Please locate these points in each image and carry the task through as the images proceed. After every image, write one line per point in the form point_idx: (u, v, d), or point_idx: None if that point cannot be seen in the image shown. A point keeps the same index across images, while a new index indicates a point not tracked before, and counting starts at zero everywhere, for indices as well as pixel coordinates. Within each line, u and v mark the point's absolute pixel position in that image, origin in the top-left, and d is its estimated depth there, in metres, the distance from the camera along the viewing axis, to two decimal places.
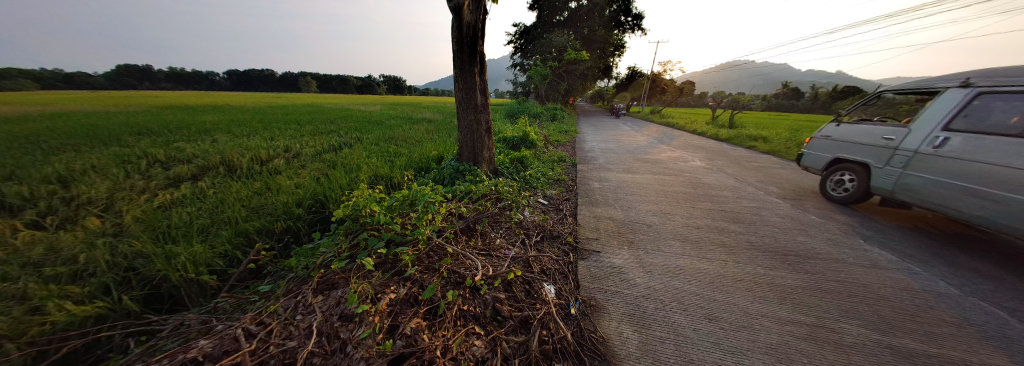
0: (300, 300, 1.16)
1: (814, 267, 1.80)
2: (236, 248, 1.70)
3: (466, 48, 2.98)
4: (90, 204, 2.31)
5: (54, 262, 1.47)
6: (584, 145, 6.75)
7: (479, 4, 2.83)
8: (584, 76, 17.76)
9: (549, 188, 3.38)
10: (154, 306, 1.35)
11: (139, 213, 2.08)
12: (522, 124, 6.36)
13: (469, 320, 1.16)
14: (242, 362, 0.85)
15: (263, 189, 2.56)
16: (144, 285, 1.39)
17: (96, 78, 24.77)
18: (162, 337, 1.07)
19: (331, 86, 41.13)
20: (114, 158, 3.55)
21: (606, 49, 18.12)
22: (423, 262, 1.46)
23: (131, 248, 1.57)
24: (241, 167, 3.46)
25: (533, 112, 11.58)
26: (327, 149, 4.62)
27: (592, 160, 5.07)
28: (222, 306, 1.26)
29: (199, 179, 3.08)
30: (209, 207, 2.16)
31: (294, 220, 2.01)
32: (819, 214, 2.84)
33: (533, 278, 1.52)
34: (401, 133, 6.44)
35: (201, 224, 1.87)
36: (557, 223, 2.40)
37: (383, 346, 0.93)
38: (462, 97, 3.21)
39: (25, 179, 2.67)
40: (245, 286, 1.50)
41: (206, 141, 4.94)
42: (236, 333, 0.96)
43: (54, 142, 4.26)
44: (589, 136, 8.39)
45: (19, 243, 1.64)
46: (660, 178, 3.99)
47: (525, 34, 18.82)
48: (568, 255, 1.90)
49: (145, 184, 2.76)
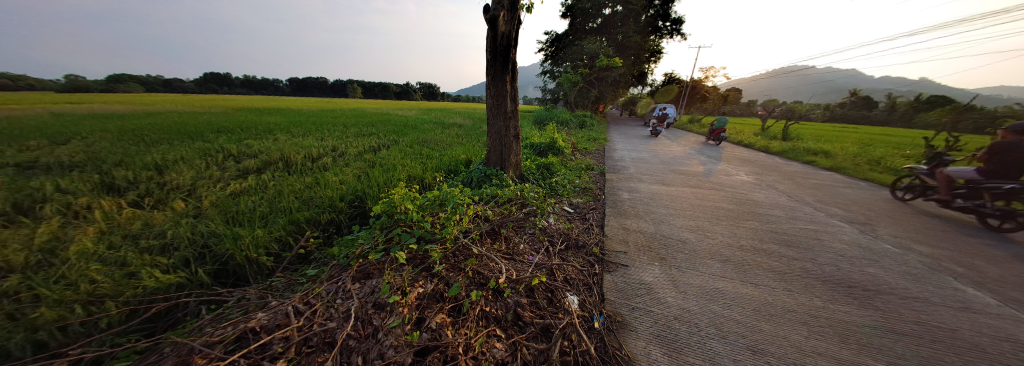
0: (340, 285, 1.26)
1: (887, 303, 1.54)
2: (289, 234, 1.89)
3: (499, 56, 3.08)
4: (178, 189, 2.74)
5: (149, 236, 1.78)
6: (614, 154, 6.54)
7: (514, 15, 2.92)
8: (616, 83, 17.32)
9: (575, 197, 3.31)
10: (221, 280, 1.56)
11: (212, 199, 2.42)
12: (550, 130, 6.35)
13: (490, 321, 1.18)
14: (291, 337, 0.95)
15: (313, 183, 2.85)
16: (215, 261, 1.62)
17: (188, 85, 29.44)
18: (229, 307, 1.23)
19: (372, 92, 44.57)
20: (198, 151, 4.18)
21: (640, 56, 17.56)
22: (449, 260, 1.52)
23: (207, 228, 1.83)
24: (296, 163, 3.89)
25: (562, 119, 11.46)
26: (368, 149, 5.03)
27: (623, 169, 4.90)
28: (276, 285, 1.42)
29: (261, 172, 3.51)
30: (269, 197, 2.45)
31: (337, 213, 2.20)
32: (893, 242, 2.44)
33: (556, 286, 1.49)
34: (433, 136, 6.76)
35: (261, 212, 2.13)
36: (582, 233, 2.35)
37: (411, 337, 0.98)
38: (493, 104, 3.30)
39: (131, 166, 3.25)
40: (295, 269, 1.67)
41: (268, 139, 5.62)
42: (286, 310, 1.07)
43: (155, 136, 5.14)
44: (620, 144, 8.13)
45: (124, 218, 2.00)
46: (699, 191, 3.73)
47: (556, 41, 18.85)
48: (593, 267, 1.84)
49: (219, 174, 3.21)
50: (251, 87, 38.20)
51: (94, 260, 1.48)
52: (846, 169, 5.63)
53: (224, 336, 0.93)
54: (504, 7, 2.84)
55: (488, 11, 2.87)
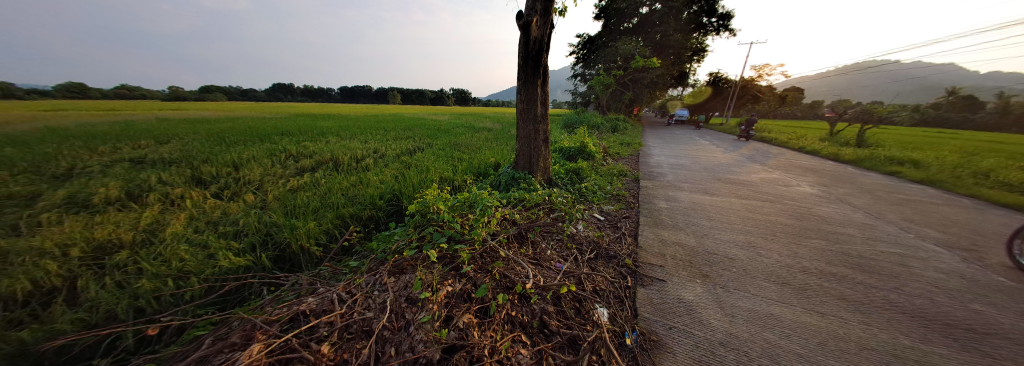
0: (378, 278, 1.35)
1: (1004, 350, 1.23)
2: (336, 228, 2.07)
3: (530, 61, 3.11)
4: (249, 183, 3.17)
5: (225, 223, 2.08)
6: (649, 159, 6.19)
7: (547, 19, 2.92)
8: (653, 84, 16.42)
9: (606, 203, 3.18)
10: (280, 264, 1.76)
11: (275, 193, 2.76)
12: (581, 134, 6.20)
13: (516, 327, 1.17)
14: (335, 322, 1.04)
15: (357, 182, 3.11)
16: (275, 248, 1.83)
17: (258, 94, 34.00)
18: (285, 289, 1.38)
19: (410, 98, 47.57)
20: (266, 151, 4.81)
21: (681, 55, 16.50)
22: (477, 261, 1.55)
23: (270, 218, 2.09)
24: (343, 163, 4.29)
25: (593, 123, 11.11)
26: (405, 151, 5.37)
27: (659, 176, 4.60)
28: (324, 272, 1.56)
29: (314, 170, 3.94)
30: (320, 193, 2.73)
31: (376, 210, 2.37)
32: (1011, 274, 1.96)
33: (585, 296, 1.43)
34: (464, 140, 6.99)
35: (313, 206, 2.37)
36: (613, 242, 2.24)
37: (440, 334, 1.01)
38: (523, 108, 3.32)
39: (215, 163, 3.84)
40: (339, 259, 1.82)
41: (321, 141, 6.29)
42: (332, 297, 1.18)
43: (234, 138, 6.01)
44: (656, 149, 7.67)
45: (208, 207, 2.37)
46: (748, 203, 3.36)
47: (589, 43, 18.46)
48: (625, 279, 1.74)
49: (280, 171, 3.66)
50: (308, 94, 42.95)
51: (186, 242, 1.77)
52: (943, 182, 4.68)
53: (281, 315, 1.06)
54: (537, 12, 2.86)
55: (522, 18, 2.92)
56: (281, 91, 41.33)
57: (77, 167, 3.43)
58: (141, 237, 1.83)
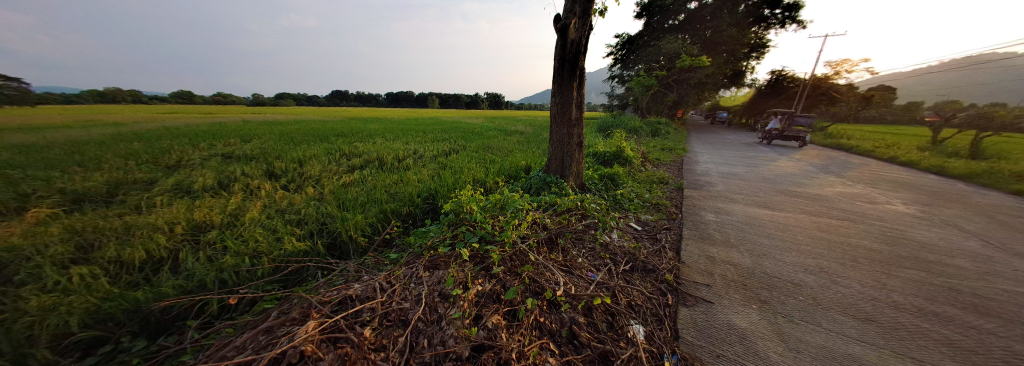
0: (415, 271, 1.43)
1: None
2: (379, 222, 2.24)
3: (567, 64, 3.05)
4: (310, 178, 3.60)
5: (291, 211, 2.39)
6: (694, 166, 5.70)
7: (586, 21, 2.85)
8: (701, 85, 15.09)
9: (644, 212, 2.99)
10: (333, 251, 1.97)
11: (330, 187, 3.09)
12: (618, 139, 5.93)
13: (544, 333, 1.15)
14: (376, 309, 1.12)
15: (398, 180, 3.35)
16: (330, 237, 2.05)
17: (320, 99, 38.48)
18: (336, 274, 1.53)
19: (447, 102, 49.93)
20: (325, 150, 5.44)
21: (735, 52, 14.94)
22: (506, 263, 1.55)
23: (326, 210, 2.35)
24: (387, 162, 4.67)
25: (631, 127, 10.54)
26: (441, 153, 5.66)
27: (707, 185, 4.20)
28: (368, 262, 1.70)
29: (362, 168, 4.33)
30: (367, 189, 2.99)
31: (414, 207, 2.52)
32: None
33: (618, 310, 1.36)
34: (497, 143, 7.12)
35: (360, 200, 2.60)
36: (652, 255, 2.09)
37: (470, 331, 1.04)
38: (557, 111, 3.28)
39: (284, 159, 4.42)
40: (381, 250, 1.97)
41: (370, 142, 6.93)
42: (374, 286, 1.27)
43: (299, 138, 6.89)
44: (703, 156, 7.03)
45: (278, 197, 2.74)
46: (818, 221, 2.90)
47: (629, 43, 17.60)
48: (664, 296, 1.61)
49: (335, 168, 4.10)
50: (359, 99, 47.44)
51: (260, 226, 2.06)
52: None
53: (331, 297, 1.17)
54: (576, 14, 2.82)
55: (559, 21, 2.91)
56: (337, 97, 46.22)
57: (185, 160, 4.19)
58: (227, 219, 2.17)
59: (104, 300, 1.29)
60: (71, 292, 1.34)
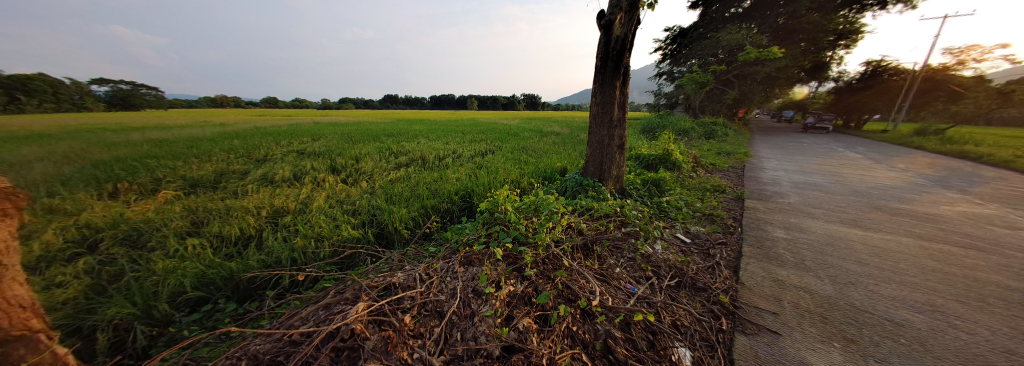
0: (451, 266, 1.48)
1: None
2: (421, 216, 2.39)
3: (610, 62, 2.91)
4: (364, 173, 3.99)
5: (348, 202, 2.67)
6: (758, 173, 4.99)
7: (634, 15, 2.68)
8: (769, 81, 13.16)
9: (693, 223, 2.70)
10: (381, 240, 2.15)
11: (380, 183, 3.39)
12: (665, 141, 5.46)
13: (577, 344, 1.10)
14: (414, 298, 1.18)
15: (438, 178, 3.54)
16: (378, 227, 2.24)
17: (373, 102, 42.58)
18: (382, 261, 1.67)
19: (486, 104, 51.34)
20: (377, 148, 6.01)
21: (817, 40, 12.71)
22: (540, 266, 1.53)
23: (376, 203, 2.58)
24: (429, 160, 4.98)
25: (681, 128, 9.64)
26: (479, 153, 5.85)
27: (773, 196, 3.65)
28: (410, 252, 1.82)
29: (407, 165, 4.68)
30: (411, 185, 3.22)
31: (452, 205, 2.63)
32: None
33: (661, 330, 1.24)
34: (532, 144, 7.10)
35: (405, 195, 2.81)
36: (702, 272, 1.87)
37: (501, 331, 1.05)
38: (598, 112, 3.14)
39: (343, 156, 4.99)
40: (421, 242, 2.09)
41: (415, 141, 7.47)
42: (414, 276, 1.35)
43: (356, 137, 7.73)
44: (769, 162, 6.13)
45: (337, 189, 3.09)
46: (929, 246, 2.31)
47: (681, 37, 15.97)
48: (717, 320, 1.43)
49: (384, 164, 4.50)
50: (407, 102, 51.33)
51: (323, 213, 2.35)
52: None
53: (378, 282, 1.27)
54: (622, 9, 2.67)
55: (604, 17, 2.80)
56: (388, 101, 50.65)
57: (268, 155, 4.98)
58: (299, 206, 2.52)
59: (207, 266, 1.59)
60: (185, 259, 1.68)
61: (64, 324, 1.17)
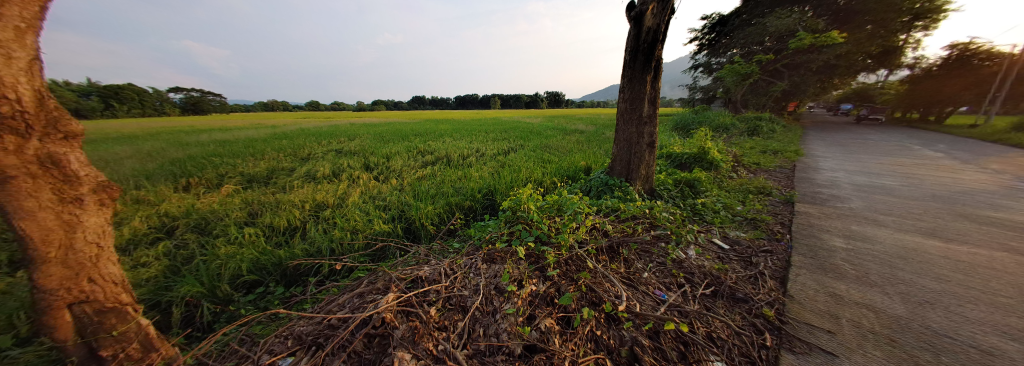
0: (474, 262, 1.50)
1: None
2: (446, 213, 2.46)
3: (640, 55, 2.76)
4: (393, 171, 4.21)
5: (380, 198, 2.83)
6: (811, 174, 4.46)
7: (667, 4, 2.52)
8: (825, 70, 11.71)
9: (732, 228, 2.49)
10: (410, 234, 2.25)
11: (408, 180, 3.54)
12: (700, 138, 5.08)
13: (600, 348, 1.06)
14: (439, 292, 1.22)
15: (462, 176, 3.62)
16: (407, 222, 2.35)
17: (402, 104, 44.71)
18: (410, 255, 1.75)
19: (509, 103, 51.55)
20: (405, 147, 6.30)
21: (888, 21, 11.05)
22: (563, 266, 1.51)
23: (405, 199, 2.70)
24: (454, 159, 5.11)
25: (719, 125, 8.93)
26: (502, 152, 5.89)
27: (829, 200, 3.24)
28: (436, 247, 1.89)
29: (432, 164, 4.84)
30: (437, 183, 3.32)
31: (475, 203, 2.67)
32: None
33: (694, 341, 1.16)
34: (556, 142, 6.99)
35: (431, 192, 2.91)
36: (742, 281, 1.72)
37: (522, 330, 1.05)
38: (626, 108, 3.00)
39: (374, 154, 5.30)
40: (446, 239, 2.15)
41: (441, 141, 7.72)
42: (439, 270, 1.39)
43: (387, 137, 8.18)
44: (825, 161, 5.46)
45: (369, 186, 3.29)
46: None
47: (720, 25, 14.78)
48: (759, 335, 1.30)
49: (412, 163, 4.70)
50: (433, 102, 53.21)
51: (357, 208, 2.51)
52: None
53: (407, 275, 1.33)
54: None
55: (634, 9, 2.67)
56: (416, 102, 52.92)
57: (311, 153, 5.45)
58: (336, 201, 2.72)
59: (259, 253, 1.77)
60: (241, 246, 1.89)
61: (147, 298, 1.38)
